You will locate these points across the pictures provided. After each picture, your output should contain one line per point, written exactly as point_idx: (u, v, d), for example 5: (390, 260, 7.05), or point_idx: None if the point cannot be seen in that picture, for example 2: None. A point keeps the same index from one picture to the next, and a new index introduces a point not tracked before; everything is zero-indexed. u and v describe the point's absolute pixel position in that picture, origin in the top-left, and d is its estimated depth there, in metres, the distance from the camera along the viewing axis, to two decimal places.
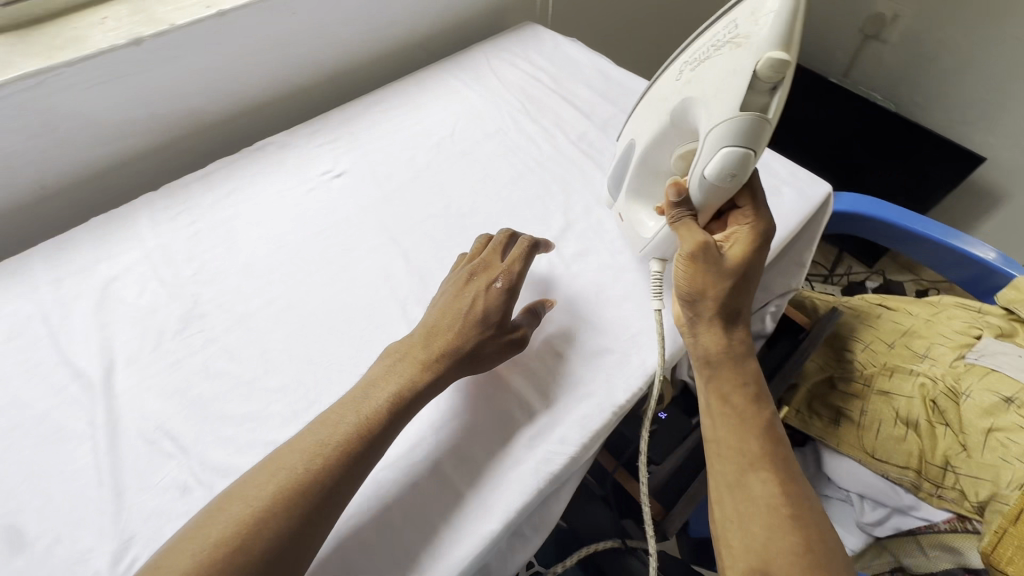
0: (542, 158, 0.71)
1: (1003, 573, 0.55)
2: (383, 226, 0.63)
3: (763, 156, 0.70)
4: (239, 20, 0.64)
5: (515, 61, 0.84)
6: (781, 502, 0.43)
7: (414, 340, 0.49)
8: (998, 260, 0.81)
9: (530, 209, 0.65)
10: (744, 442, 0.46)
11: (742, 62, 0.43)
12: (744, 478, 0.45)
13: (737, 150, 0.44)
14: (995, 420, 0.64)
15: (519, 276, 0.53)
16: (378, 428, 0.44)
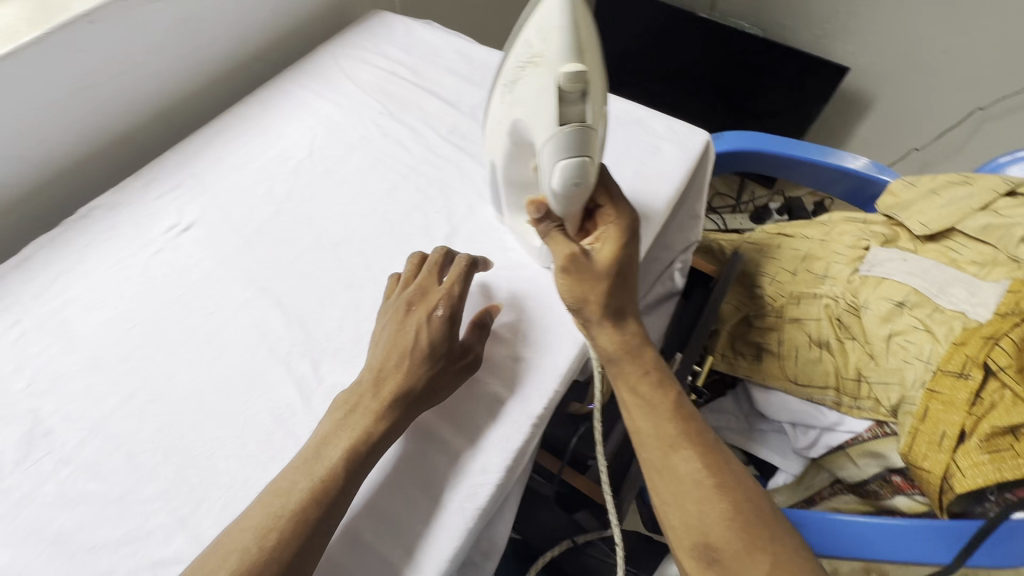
0: (413, 161, 0.65)
1: (920, 469, 0.59)
2: (249, 277, 0.56)
3: (639, 114, 0.68)
4: (9, 72, 0.52)
5: (366, 57, 0.77)
6: (706, 475, 0.44)
7: (364, 387, 0.45)
8: (869, 167, 0.86)
9: (410, 221, 0.60)
10: (661, 427, 0.46)
11: (544, 81, 0.38)
12: (669, 460, 0.45)
13: (572, 164, 0.39)
14: (894, 325, 0.67)
15: (461, 298, 0.50)
16: (328, 492, 0.40)
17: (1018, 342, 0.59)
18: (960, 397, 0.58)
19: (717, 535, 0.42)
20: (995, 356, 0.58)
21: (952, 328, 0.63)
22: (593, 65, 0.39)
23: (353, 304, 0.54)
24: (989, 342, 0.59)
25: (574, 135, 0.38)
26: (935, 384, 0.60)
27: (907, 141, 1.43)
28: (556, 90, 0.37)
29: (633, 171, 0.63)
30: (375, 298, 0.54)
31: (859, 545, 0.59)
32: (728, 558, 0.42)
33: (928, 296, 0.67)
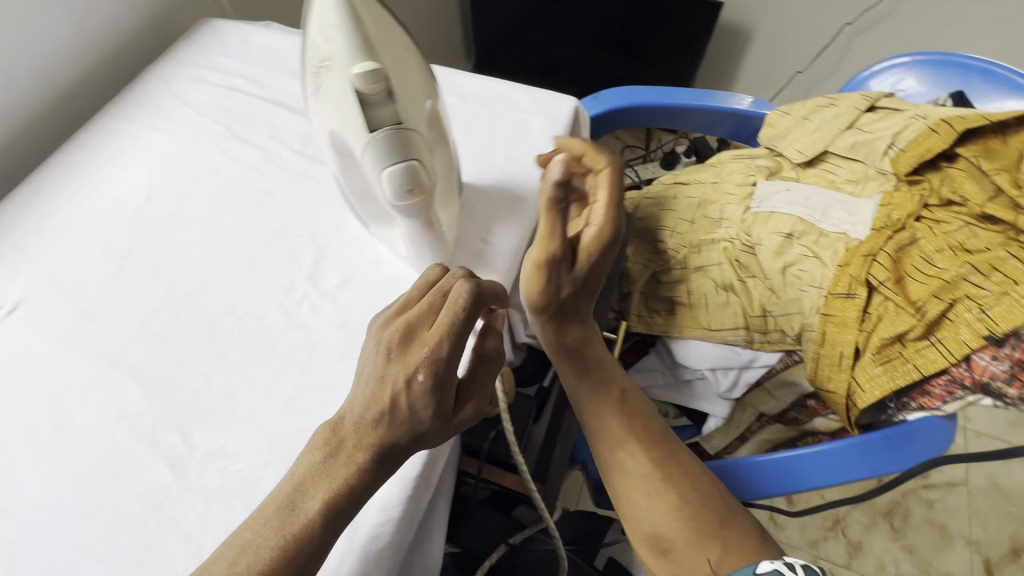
0: (267, 185, 0.59)
1: (827, 391, 0.61)
2: (96, 350, 0.49)
3: (502, 90, 0.65)
4: None
5: (198, 74, 0.69)
6: (653, 469, 0.50)
7: (347, 432, 0.40)
8: (752, 105, 0.87)
9: (272, 251, 0.55)
10: (610, 425, 0.51)
11: (339, 86, 0.34)
12: (619, 456, 0.51)
13: (396, 172, 0.35)
14: (786, 257, 0.68)
15: (449, 361, 0.41)
16: (300, 551, 0.37)
17: (893, 253, 0.61)
18: (851, 315, 0.60)
19: (669, 529, 0.48)
20: (873, 270, 0.61)
21: (836, 251, 0.65)
22: (393, 57, 0.34)
23: (219, 357, 0.49)
24: (868, 259, 0.62)
25: (390, 141, 0.34)
26: (827, 308, 0.62)
27: (789, 65, 1.47)
28: (353, 95, 0.33)
29: (501, 154, 0.60)
30: (243, 344, 0.50)
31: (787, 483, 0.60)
32: (679, 547, 0.48)
33: (812, 223, 0.68)
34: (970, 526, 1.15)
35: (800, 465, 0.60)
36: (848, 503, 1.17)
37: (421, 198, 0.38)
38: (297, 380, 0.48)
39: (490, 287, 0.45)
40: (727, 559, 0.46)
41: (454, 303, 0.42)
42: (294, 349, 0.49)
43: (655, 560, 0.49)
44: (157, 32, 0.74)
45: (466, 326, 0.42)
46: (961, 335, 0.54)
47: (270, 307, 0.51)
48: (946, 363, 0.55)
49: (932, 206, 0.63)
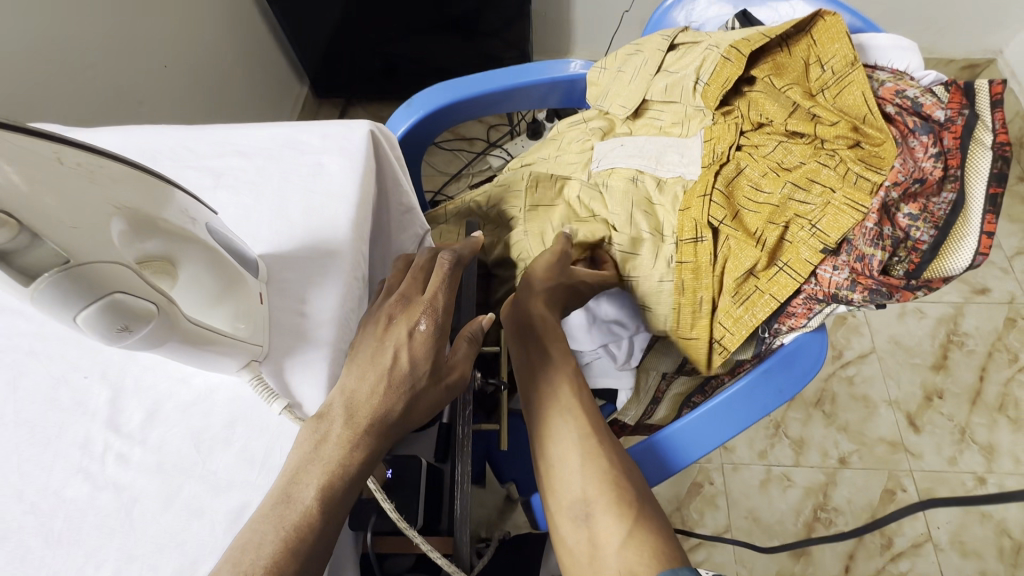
0: (32, 327, 0.50)
1: (688, 337, 0.62)
2: None
3: (288, 133, 0.58)
4: None
5: None
6: (588, 434, 0.51)
7: (334, 414, 0.43)
8: (582, 66, 0.84)
9: (55, 406, 0.46)
10: (555, 390, 0.53)
11: None
12: (556, 420, 0.52)
13: (90, 311, 0.30)
14: (634, 199, 0.66)
15: (444, 311, 0.48)
16: (303, 541, 0.40)
17: (724, 190, 0.61)
18: (704, 260, 0.60)
19: (594, 490, 0.48)
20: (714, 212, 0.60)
21: (675, 195, 0.65)
22: (42, 186, 0.29)
23: (16, 558, 0.40)
24: (705, 199, 0.60)
25: (64, 285, 0.29)
26: (680, 256, 0.61)
27: (615, 7, 1.45)
28: None
29: (300, 207, 0.53)
30: (43, 531, 0.41)
31: (698, 445, 0.59)
32: (600, 509, 0.47)
33: (650, 173, 0.67)
34: (887, 388, 1.24)
35: (706, 424, 0.58)
36: (782, 407, 1.23)
37: (150, 323, 0.33)
38: (118, 553, 0.40)
39: (465, 255, 0.53)
40: (640, 527, 0.46)
41: (439, 271, 0.49)
42: (107, 518, 0.42)
43: (570, 527, 0.48)
44: None
45: (454, 285, 0.50)
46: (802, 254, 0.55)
47: (67, 476, 0.43)
48: (796, 286, 0.55)
49: (749, 131, 0.63)
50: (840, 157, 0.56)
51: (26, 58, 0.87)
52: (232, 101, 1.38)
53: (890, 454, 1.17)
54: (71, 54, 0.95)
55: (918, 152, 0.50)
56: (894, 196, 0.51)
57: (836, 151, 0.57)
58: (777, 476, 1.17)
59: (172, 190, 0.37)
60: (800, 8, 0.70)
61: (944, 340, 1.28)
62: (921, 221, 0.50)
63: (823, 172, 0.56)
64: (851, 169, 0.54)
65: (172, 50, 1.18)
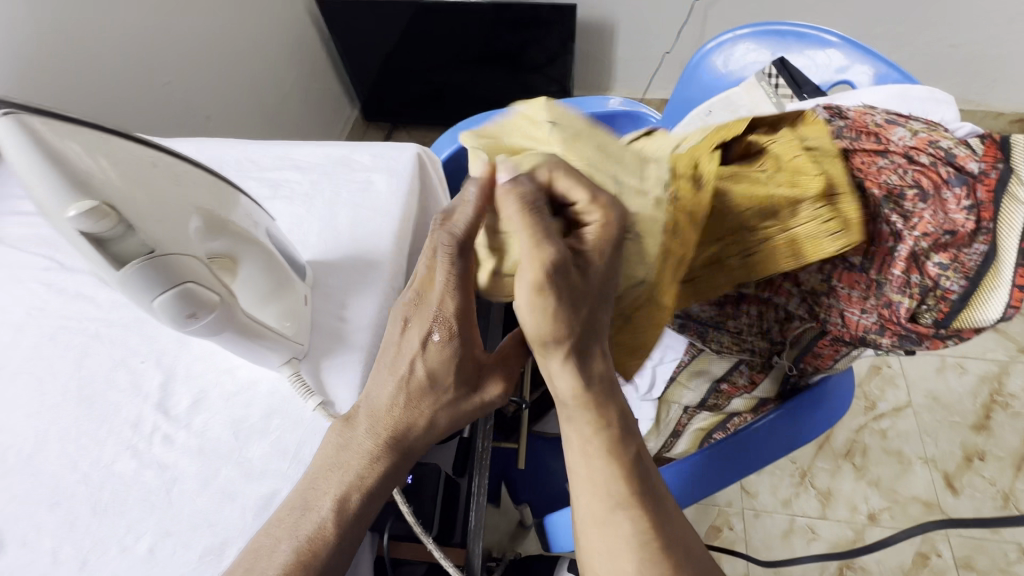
0: (100, 313, 0.55)
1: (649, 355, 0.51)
2: None
3: (341, 152, 0.63)
4: None
5: (11, 206, 0.63)
6: (648, 537, 0.41)
7: (361, 420, 0.45)
8: (622, 104, 0.87)
9: (113, 387, 0.50)
10: (608, 482, 0.41)
11: (65, 230, 0.31)
12: (613, 515, 0.41)
13: (164, 298, 0.34)
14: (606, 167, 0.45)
15: (460, 315, 0.43)
16: (322, 542, 0.41)
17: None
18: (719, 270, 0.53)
19: None
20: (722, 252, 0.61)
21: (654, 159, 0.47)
22: (136, 184, 0.33)
23: (65, 524, 0.44)
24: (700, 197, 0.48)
25: (145, 272, 0.33)
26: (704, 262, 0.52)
27: (655, 49, 1.50)
28: (81, 237, 0.31)
29: (347, 221, 0.57)
30: (91, 501, 0.45)
31: (738, 470, 0.64)
32: None
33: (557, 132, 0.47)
34: (923, 445, 1.19)
35: (750, 445, 0.63)
36: (809, 454, 1.19)
37: (213, 312, 0.37)
38: (156, 527, 0.43)
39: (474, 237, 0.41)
40: None
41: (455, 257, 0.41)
42: (150, 494, 0.45)
43: None
44: None
45: (465, 277, 0.42)
46: (720, 282, 0.53)
47: (117, 452, 0.47)
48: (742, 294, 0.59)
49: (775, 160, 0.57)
50: (819, 209, 0.48)
51: (117, 76, 0.97)
52: (288, 119, 1.47)
53: (924, 516, 1.11)
54: (152, 72, 1.05)
55: (950, 205, 0.48)
56: (923, 246, 0.49)
57: (803, 208, 0.48)
58: (801, 528, 1.12)
59: (240, 196, 0.41)
60: (837, 57, 0.73)
61: (987, 400, 1.22)
62: (951, 270, 0.49)
63: (786, 217, 0.49)
64: (827, 221, 0.48)
65: (241, 73, 1.28)
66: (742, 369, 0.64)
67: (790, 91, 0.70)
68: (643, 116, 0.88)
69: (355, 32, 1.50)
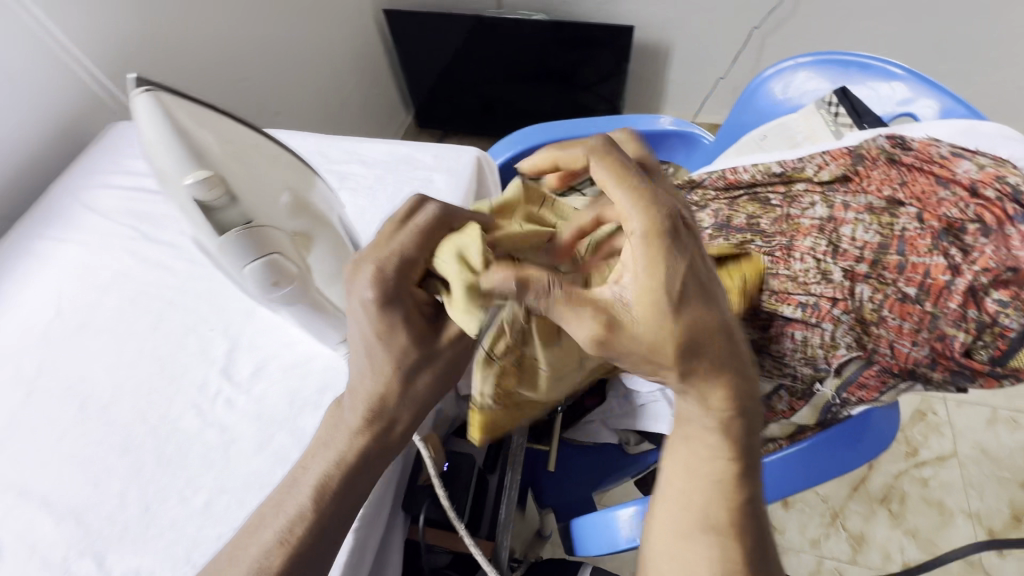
0: (176, 282, 0.59)
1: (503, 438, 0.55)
2: (8, 480, 0.48)
3: (405, 151, 0.66)
4: None
5: (105, 180, 0.69)
6: (736, 562, 0.38)
7: None
8: (674, 124, 0.88)
9: (184, 349, 0.54)
10: (709, 494, 0.39)
11: (180, 196, 0.36)
12: (698, 532, 0.39)
13: (255, 266, 0.37)
14: None
15: (406, 266, 0.38)
16: None
17: (763, 231, 0.62)
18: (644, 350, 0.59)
19: None
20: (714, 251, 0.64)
21: None
22: (241, 162, 0.36)
23: (133, 471, 0.47)
24: None
25: (241, 240, 0.36)
26: None
27: (712, 71, 1.49)
28: (193, 204, 0.35)
29: None
30: (157, 452, 0.48)
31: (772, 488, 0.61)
32: None
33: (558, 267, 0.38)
34: (967, 498, 1.13)
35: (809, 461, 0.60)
36: (842, 495, 1.15)
37: (292, 282, 0.40)
38: (212, 483, 0.46)
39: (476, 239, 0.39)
40: None
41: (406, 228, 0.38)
42: (210, 450, 0.48)
43: None
44: (62, 140, 0.75)
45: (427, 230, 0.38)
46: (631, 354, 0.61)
47: (183, 410, 0.50)
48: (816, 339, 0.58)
49: (838, 187, 0.62)
50: None
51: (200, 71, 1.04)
52: (347, 120, 1.55)
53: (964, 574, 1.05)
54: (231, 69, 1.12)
55: (1013, 241, 0.49)
56: (984, 281, 0.49)
57: None
58: (828, 571, 1.08)
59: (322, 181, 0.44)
60: (901, 89, 0.73)
61: None
62: (1011, 308, 0.48)
63: None
64: None
65: (309, 75, 1.35)
66: (782, 393, 0.62)
67: (850, 119, 0.69)
68: (695, 136, 0.88)
69: (417, 42, 1.56)
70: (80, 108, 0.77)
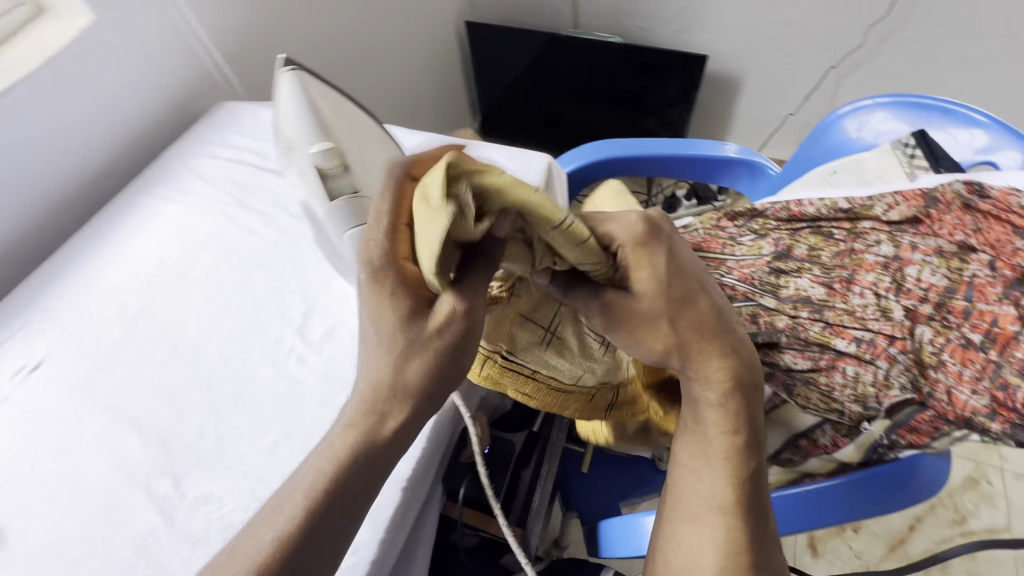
0: (266, 247, 0.65)
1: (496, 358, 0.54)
2: (105, 402, 0.54)
3: (483, 151, 0.71)
4: None
5: (213, 151, 0.77)
6: (741, 552, 0.42)
7: None
8: (740, 152, 0.89)
9: (266, 307, 0.60)
10: (714, 485, 0.44)
11: (304, 164, 0.42)
12: (704, 517, 0.44)
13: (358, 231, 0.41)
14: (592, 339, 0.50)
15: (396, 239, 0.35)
16: None
17: (824, 263, 0.64)
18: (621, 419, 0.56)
19: None
20: (771, 275, 0.65)
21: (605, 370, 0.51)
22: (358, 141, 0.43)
23: (212, 408, 0.53)
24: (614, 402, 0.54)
25: (349, 204, 0.41)
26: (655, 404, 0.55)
27: (780, 107, 1.49)
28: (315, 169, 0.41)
29: None
30: (234, 395, 0.53)
31: (809, 516, 0.61)
32: None
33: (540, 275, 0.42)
34: None
35: (847, 494, 0.60)
36: (879, 555, 1.10)
37: None
38: (280, 428, 0.51)
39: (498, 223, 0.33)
40: None
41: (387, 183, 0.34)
42: (281, 399, 0.53)
43: None
44: (178, 113, 0.84)
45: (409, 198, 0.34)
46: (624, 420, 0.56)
47: (261, 360, 0.56)
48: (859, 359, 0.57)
49: (908, 228, 0.62)
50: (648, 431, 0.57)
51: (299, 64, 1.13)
52: (419, 121, 1.62)
53: None
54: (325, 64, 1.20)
55: None
56: None
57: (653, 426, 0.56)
58: None
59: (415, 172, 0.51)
60: (981, 137, 0.72)
61: None
62: None
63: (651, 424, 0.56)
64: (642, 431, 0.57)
65: (391, 75, 1.43)
66: (826, 427, 0.61)
67: (926, 162, 0.69)
68: (762, 166, 0.89)
69: (495, 54, 1.63)
70: (197, 87, 0.85)
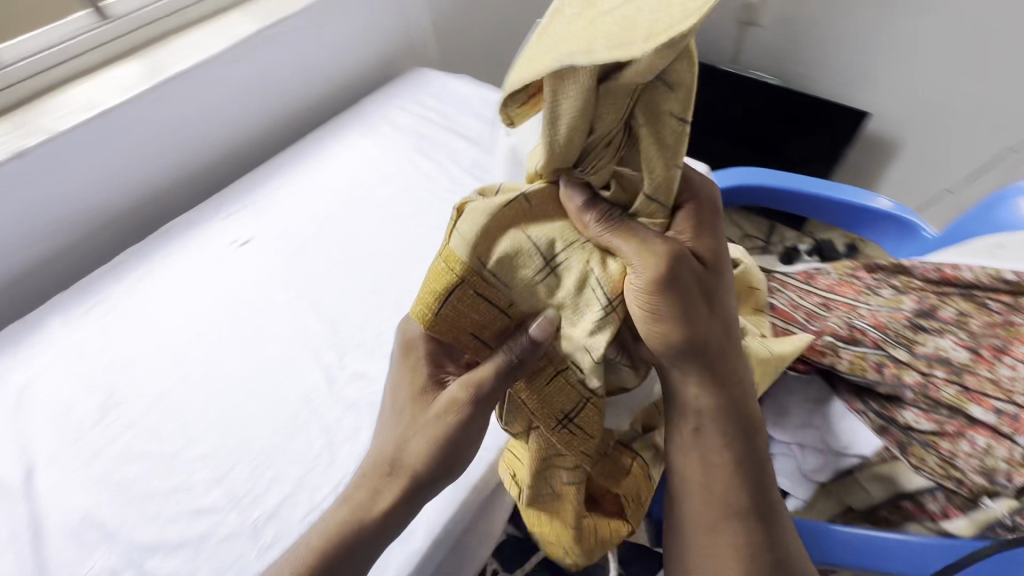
0: (437, 191, 0.74)
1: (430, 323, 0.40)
2: (292, 282, 0.65)
3: None
4: (105, 124, 0.66)
5: (405, 105, 0.88)
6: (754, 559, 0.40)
7: None
8: (894, 208, 0.87)
9: (430, 239, 0.68)
10: (727, 492, 0.41)
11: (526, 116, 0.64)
12: (717, 525, 0.41)
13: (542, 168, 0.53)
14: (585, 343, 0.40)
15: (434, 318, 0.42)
16: None
17: (972, 330, 0.58)
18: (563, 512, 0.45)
19: None
20: (908, 329, 0.58)
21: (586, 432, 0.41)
22: None
23: (376, 306, 0.62)
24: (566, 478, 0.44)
25: None
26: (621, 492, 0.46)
27: None
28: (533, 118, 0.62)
29: None
30: (395, 301, 0.62)
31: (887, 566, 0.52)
32: None
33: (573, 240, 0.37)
34: None
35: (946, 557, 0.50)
36: None
37: None
38: None
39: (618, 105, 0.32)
40: None
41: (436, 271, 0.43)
42: None
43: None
44: (380, 69, 0.96)
45: None
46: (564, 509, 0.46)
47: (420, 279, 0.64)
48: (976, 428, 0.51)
49: None
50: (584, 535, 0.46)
51: None
52: None
53: None
54: None
55: None
56: None
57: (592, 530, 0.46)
58: None
59: None
60: None
61: None
62: None
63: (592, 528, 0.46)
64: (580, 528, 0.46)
65: None
66: (939, 493, 0.52)
67: None
68: (914, 226, 0.86)
69: None
70: (399, 48, 0.97)
